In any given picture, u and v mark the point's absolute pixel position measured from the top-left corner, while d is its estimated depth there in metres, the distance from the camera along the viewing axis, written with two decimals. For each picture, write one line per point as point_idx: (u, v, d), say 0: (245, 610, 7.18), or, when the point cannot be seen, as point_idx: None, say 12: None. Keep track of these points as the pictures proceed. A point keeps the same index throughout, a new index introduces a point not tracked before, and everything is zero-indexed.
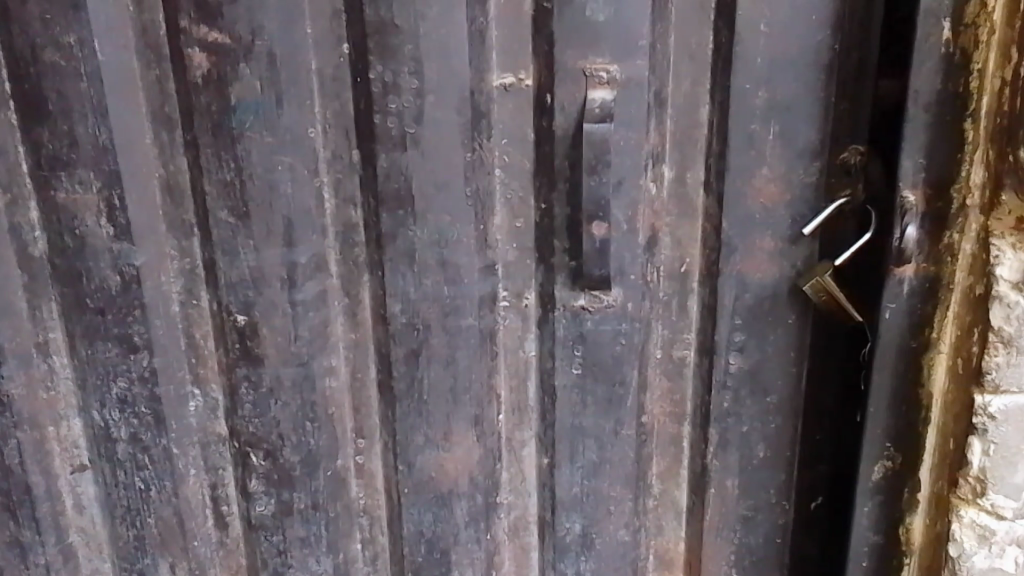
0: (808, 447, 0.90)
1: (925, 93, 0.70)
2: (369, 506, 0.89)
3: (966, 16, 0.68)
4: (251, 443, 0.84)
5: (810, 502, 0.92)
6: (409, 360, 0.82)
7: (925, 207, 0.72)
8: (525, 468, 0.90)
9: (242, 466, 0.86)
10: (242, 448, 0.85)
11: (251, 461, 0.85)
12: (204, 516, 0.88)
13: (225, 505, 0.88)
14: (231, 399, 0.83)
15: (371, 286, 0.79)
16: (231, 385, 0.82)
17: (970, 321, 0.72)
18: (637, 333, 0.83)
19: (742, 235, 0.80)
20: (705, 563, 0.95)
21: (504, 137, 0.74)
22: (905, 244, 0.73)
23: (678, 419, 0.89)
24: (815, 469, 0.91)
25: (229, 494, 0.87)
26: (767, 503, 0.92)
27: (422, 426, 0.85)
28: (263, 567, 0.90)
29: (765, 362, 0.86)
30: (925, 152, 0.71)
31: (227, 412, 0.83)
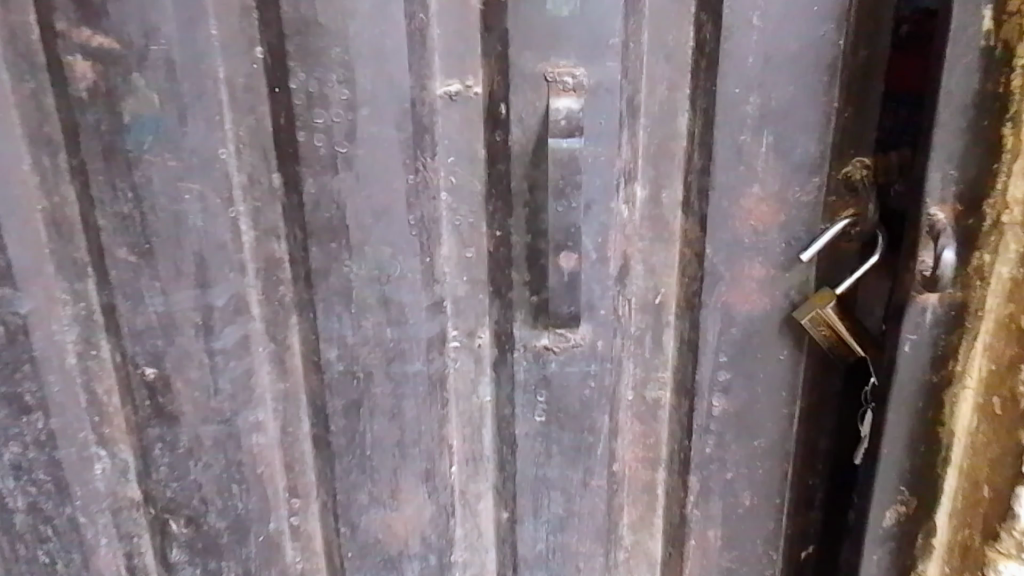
0: (799, 493, 0.82)
1: (959, 93, 0.61)
2: (308, 569, 0.78)
3: (1011, 3, 0.58)
4: (170, 510, 0.73)
5: (801, 551, 0.85)
6: (349, 412, 0.71)
7: (954, 224, 0.64)
8: (481, 521, 0.80)
9: (161, 534, 0.74)
10: (160, 516, 0.74)
11: (170, 528, 0.74)
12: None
13: None
14: (143, 461, 0.71)
15: (302, 329, 0.68)
16: (144, 445, 0.71)
17: (1010, 359, 0.64)
18: (606, 374, 0.74)
19: (727, 261, 0.71)
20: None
21: (450, 155, 0.64)
22: (939, 271, 0.64)
23: (652, 466, 0.82)
24: (806, 515, 0.84)
25: (148, 563, 0.76)
26: (751, 550, 0.85)
27: (366, 483, 0.75)
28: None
29: (755, 403, 0.77)
30: (957, 161, 0.63)
31: (140, 474, 0.72)
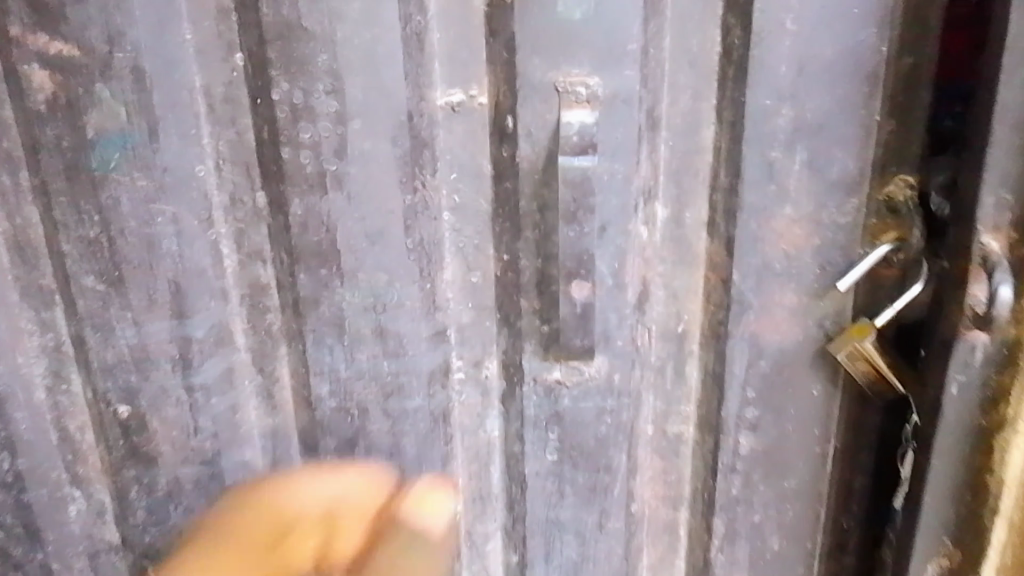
0: (833, 536, 0.76)
1: (1015, 108, 0.54)
2: None
3: None
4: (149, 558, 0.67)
5: None
6: (344, 451, 0.66)
7: (1011, 256, 0.57)
8: (490, 562, 0.75)
9: None
10: (139, 563, 0.67)
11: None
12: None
13: None
14: (120, 503, 0.65)
15: (291, 361, 0.62)
16: (120, 487, 0.65)
17: None
18: (625, 410, 0.68)
19: (756, 289, 0.65)
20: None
21: (452, 171, 0.58)
22: (996, 309, 0.57)
23: (673, 505, 0.75)
24: (840, 560, 0.77)
25: None
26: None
27: None
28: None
29: (786, 440, 0.71)
30: (1012, 184, 0.56)
31: (117, 517, 0.66)
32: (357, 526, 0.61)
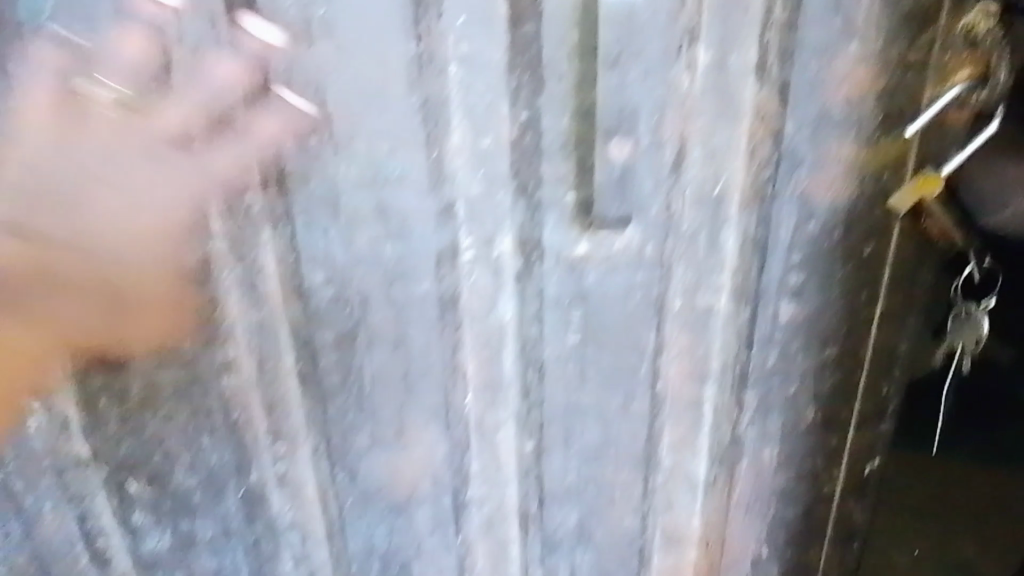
0: (868, 400, 0.67)
1: None
2: (299, 519, 0.64)
3: None
4: (128, 469, 0.60)
5: (865, 464, 0.69)
6: (343, 343, 0.57)
7: None
8: (500, 454, 0.63)
9: (119, 495, 0.61)
10: (116, 475, 0.60)
11: (131, 488, 0.61)
12: (75, 554, 0.64)
13: (102, 538, 0.64)
14: (90, 415, 0.58)
15: (277, 247, 0.53)
16: (87, 398, 0.57)
17: None
18: (655, 283, 0.59)
19: (810, 141, 0.56)
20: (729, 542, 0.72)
21: (460, 16, 0.48)
22: None
23: (701, 382, 0.64)
24: (875, 426, 0.68)
25: (107, 524, 0.63)
26: (809, 472, 0.70)
27: (364, 425, 0.60)
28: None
29: (830, 309, 0.63)
30: None
31: (87, 431, 0.58)
32: (106, 147, 0.48)
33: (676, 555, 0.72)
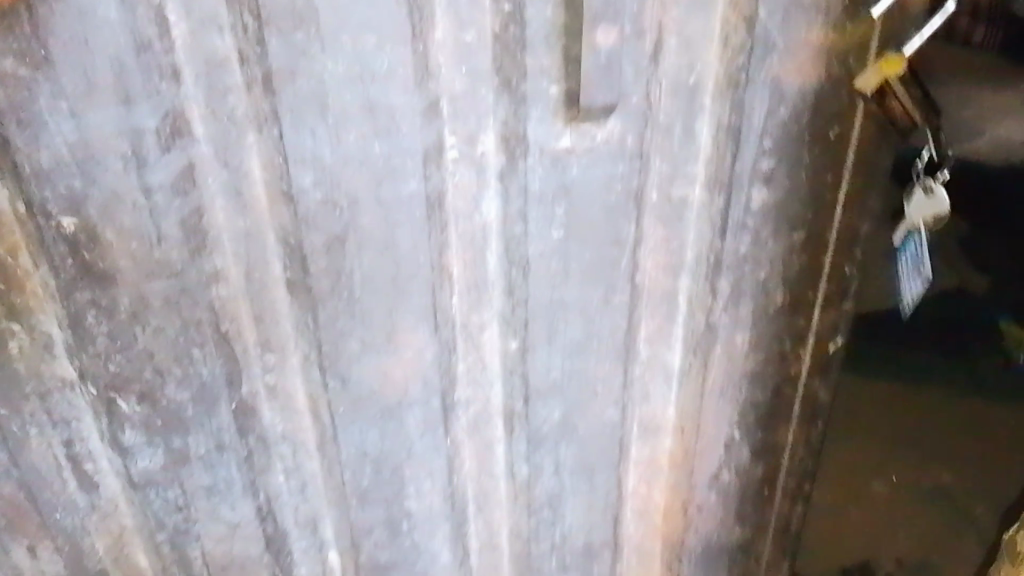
0: (832, 284, 0.69)
1: None
2: (289, 432, 0.64)
3: None
4: (116, 388, 0.59)
5: (829, 344, 0.71)
6: (333, 248, 0.56)
7: None
8: (486, 354, 0.64)
9: (109, 416, 0.60)
10: (105, 395, 0.59)
11: (120, 409, 0.60)
12: (62, 481, 0.62)
13: (89, 463, 0.62)
14: (76, 334, 0.56)
15: (264, 151, 0.53)
16: (74, 316, 0.55)
17: None
18: (634, 175, 0.60)
19: (782, 26, 0.57)
20: (705, 429, 0.74)
21: None
22: None
23: (674, 272, 0.66)
24: (839, 308, 0.70)
25: (93, 448, 0.61)
26: (777, 353, 0.72)
27: (356, 329, 0.60)
28: (162, 524, 0.66)
29: (796, 191, 0.65)
30: None
31: (74, 350, 0.57)
32: None
33: (653, 444, 0.74)
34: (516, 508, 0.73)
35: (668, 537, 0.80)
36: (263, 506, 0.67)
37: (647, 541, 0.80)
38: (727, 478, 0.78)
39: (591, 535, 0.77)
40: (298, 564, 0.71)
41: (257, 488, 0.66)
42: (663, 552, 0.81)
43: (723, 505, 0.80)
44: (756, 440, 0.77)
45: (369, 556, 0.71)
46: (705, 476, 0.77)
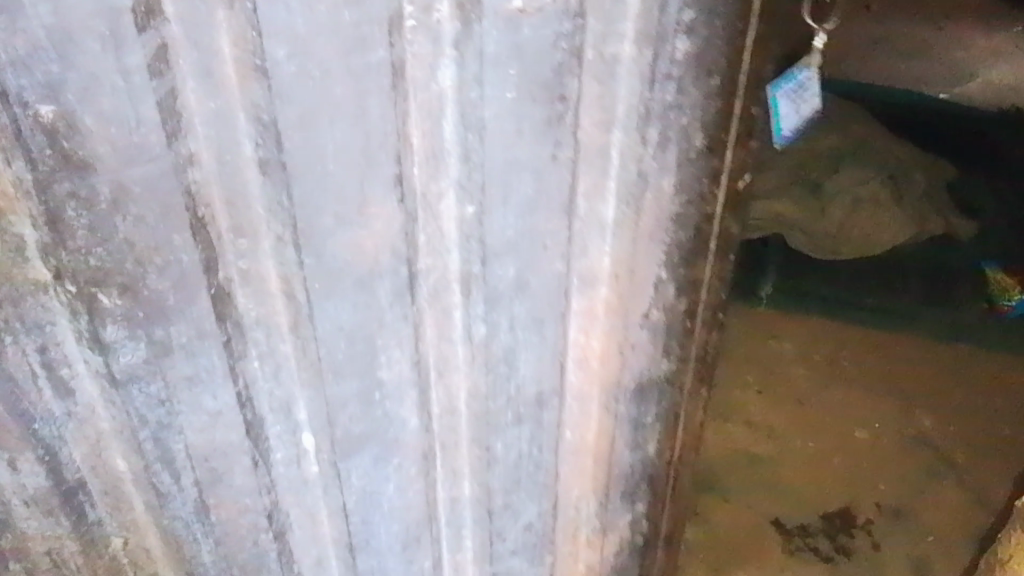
0: (744, 123, 0.68)
1: None
2: (263, 317, 0.67)
3: None
4: (96, 283, 0.62)
5: (739, 180, 0.71)
6: (304, 123, 0.57)
7: None
8: (443, 222, 0.65)
9: (90, 311, 0.64)
10: (85, 291, 0.63)
11: (101, 303, 0.64)
12: (38, 390, 0.69)
13: (64, 368, 0.68)
14: (54, 229, 0.59)
15: (234, 28, 0.53)
16: (54, 209, 0.58)
17: None
18: (580, 33, 0.59)
19: None
20: (638, 272, 0.72)
21: None
22: None
23: (606, 127, 0.64)
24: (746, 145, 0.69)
25: (68, 352, 0.67)
26: (697, 195, 0.70)
27: (329, 203, 0.62)
28: (142, 419, 0.72)
29: (717, 37, 0.62)
30: None
31: (50, 248, 0.60)
32: None
33: (589, 294, 0.72)
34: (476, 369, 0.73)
35: (605, 387, 0.78)
36: (242, 393, 0.71)
37: (584, 389, 0.78)
38: (659, 318, 0.76)
39: (541, 386, 0.76)
40: (274, 448, 0.76)
41: (236, 375, 0.70)
42: (601, 400, 0.79)
43: (655, 347, 0.77)
44: (683, 279, 0.74)
45: (343, 430, 0.74)
46: (638, 317, 0.75)
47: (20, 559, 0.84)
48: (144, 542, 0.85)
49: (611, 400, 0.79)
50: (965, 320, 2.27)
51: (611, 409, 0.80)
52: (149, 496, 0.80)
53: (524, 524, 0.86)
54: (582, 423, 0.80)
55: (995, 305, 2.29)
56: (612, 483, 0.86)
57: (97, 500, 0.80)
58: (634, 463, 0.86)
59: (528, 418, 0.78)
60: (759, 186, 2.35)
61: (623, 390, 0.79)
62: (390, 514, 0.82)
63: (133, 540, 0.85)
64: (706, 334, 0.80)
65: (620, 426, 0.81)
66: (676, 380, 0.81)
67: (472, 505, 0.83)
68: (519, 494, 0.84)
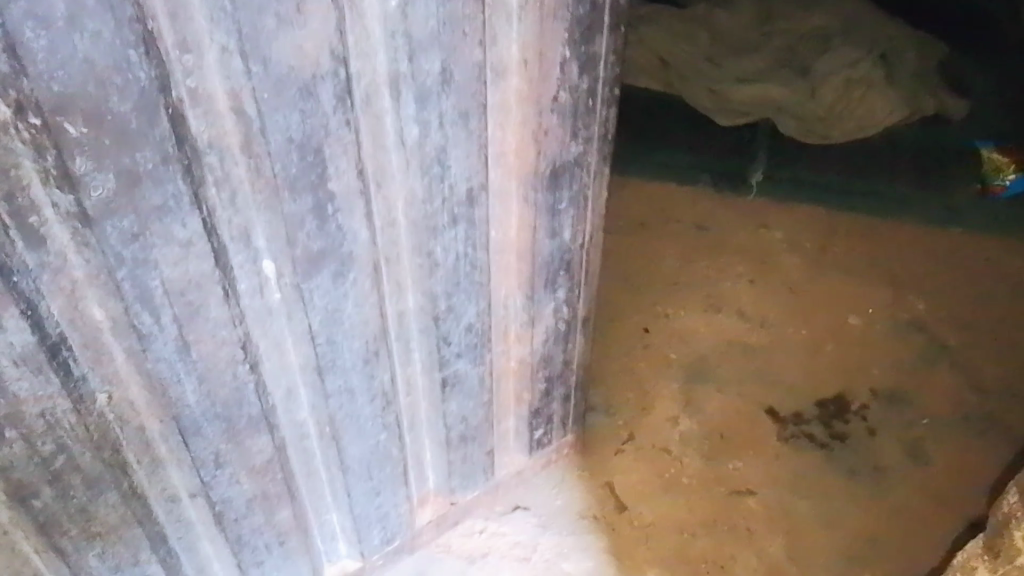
0: None
1: None
2: (214, 139, 0.75)
3: None
4: (62, 111, 0.67)
5: None
6: None
7: None
8: (368, 22, 0.76)
9: (56, 146, 0.69)
10: (52, 122, 0.67)
11: (67, 135, 0.69)
12: (11, 242, 0.72)
13: (33, 216, 0.71)
14: (15, 57, 0.63)
15: None
16: (14, 33, 0.62)
17: None
18: None
19: None
20: (545, 56, 0.89)
21: None
22: None
23: None
24: None
25: (36, 197, 0.71)
26: None
27: (271, 5, 0.70)
28: (118, 259, 0.78)
29: None
30: None
31: (13, 78, 0.64)
32: None
33: (502, 86, 0.89)
34: (410, 173, 0.89)
35: (521, 176, 0.98)
36: (207, 218, 0.80)
37: (506, 181, 0.97)
38: (565, 100, 0.94)
39: (471, 182, 0.94)
40: (239, 280, 0.86)
41: (199, 202, 0.78)
42: (519, 190, 0.99)
43: (563, 128, 0.97)
44: (582, 55, 0.91)
45: (303, 248, 0.87)
46: (548, 100, 0.93)
47: (18, 429, 0.83)
48: (128, 396, 0.88)
49: (528, 191, 1.00)
50: (957, 199, 2.42)
51: (527, 199, 1.01)
52: (131, 342, 0.84)
53: (465, 324, 1.07)
54: (504, 218, 1.01)
55: (988, 185, 2.41)
56: (533, 275, 1.10)
57: (79, 356, 0.82)
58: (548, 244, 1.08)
59: (462, 220, 0.96)
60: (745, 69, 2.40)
61: (536, 179, 0.99)
62: (352, 329, 0.97)
63: (117, 395, 0.87)
64: (604, 113, 1.00)
65: (537, 213, 1.03)
66: (578, 160, 1.02)
67: (417, 315, 1.03)
68: (459, 296, 1.04)
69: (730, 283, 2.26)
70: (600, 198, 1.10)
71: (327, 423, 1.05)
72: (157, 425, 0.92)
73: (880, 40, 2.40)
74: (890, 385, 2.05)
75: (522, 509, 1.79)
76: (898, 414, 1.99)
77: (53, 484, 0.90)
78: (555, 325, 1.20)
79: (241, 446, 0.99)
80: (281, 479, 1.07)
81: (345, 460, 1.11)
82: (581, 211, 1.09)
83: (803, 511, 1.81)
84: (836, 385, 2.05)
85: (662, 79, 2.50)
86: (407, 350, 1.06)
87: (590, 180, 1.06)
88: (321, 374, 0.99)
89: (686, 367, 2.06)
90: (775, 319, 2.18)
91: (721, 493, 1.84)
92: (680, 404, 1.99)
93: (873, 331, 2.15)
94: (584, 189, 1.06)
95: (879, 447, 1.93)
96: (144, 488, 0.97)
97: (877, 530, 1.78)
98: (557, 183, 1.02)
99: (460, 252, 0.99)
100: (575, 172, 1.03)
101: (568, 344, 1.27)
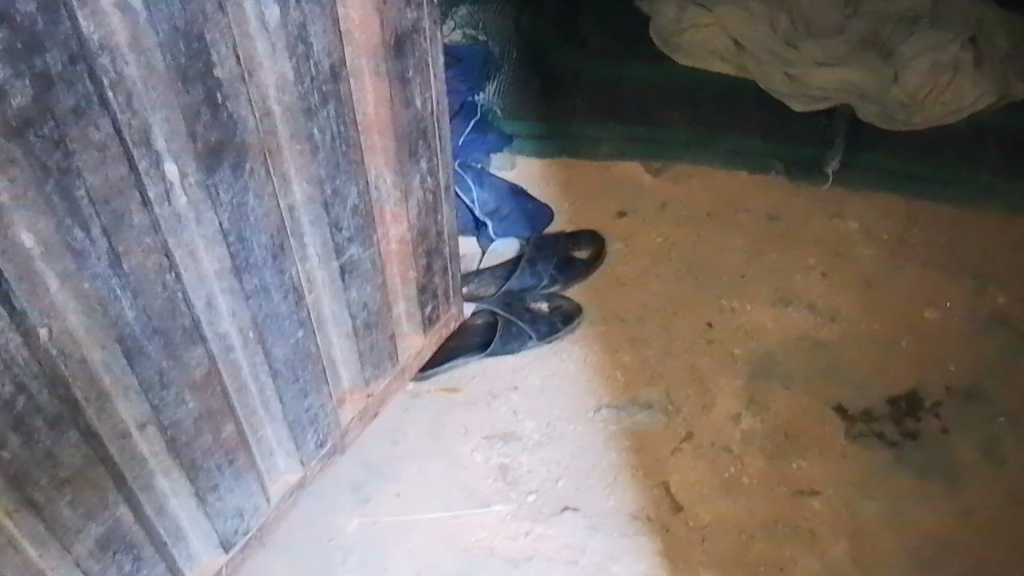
0: None
1: None
2: (105, 40, 0.81)
3: None
4: None
5: None
6: None
7: None
8: None
9: None
10: None
11: None
12: None
13: None
14: None
15: None
16: None
17: None
18: None
19: None
20: None
21: None
22: None
23: None
24: None
25: None
26: None
27: None
28: (46, 171, 0.81)
29: None
30: None
31: None
32: None
33: None
34: (276, 56, 0.99)
35: (370, 51, 1.12)
36: (114, 121, 0.84)
37: (357, 58, 1.11)
38: None
39: (332, 58, 1.07)
40: (148, 186, 0.91)
41: (107, 102, 0.83)
42: (370, 65, 1.13)
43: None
44: None
45: (203, 140, 0.94)
46: None
47: None
48: (68, 326, 0.90)
49: (377, 65, 1.14)
50: None
51: (379, 72, 1.15)
52: (66, 263, 0.87)
53: (350, 206, 1.21)
54: (363, 96, 1.15)
55: None
56: (398, 148, 1.25)
57: (17, 289, 0.84)
58: (407, 115, 1.24)
59: (329, 97, 1.09)
60: (827, 55, 2.47)
61: (383, 51, 1.14)
62: (258, 223, 1.06)
63: (57, 327, 0.89)
64: None
65: (392, 85, 1.17)
66: (412, 26, 1.17)
67: (307, 204, 1.14)
68: (340, 177, 1.17)
69: (799, 276, 2.12)
70: (434, 59, 1.26)
71: (250, 328, 1.13)
72: (100, 352, 0.95)
73: (968, 23, 2.46)
74: (966, 380, 1.90)
75: (572, 511, 1.72)
76: (976, 413, 1.85)
77: (18, 428, 0.90)
78: (422, 195, 1.37)
79: (181, 360, 1.05)
80: (220, 393, 1.13)
81: (273, 364, 1.20)
82: (422, 75, 1.23)
83: (870, 514, 1.70)
84: (910, 382, 1.90)
85: (733, 62, 2.57)
86: (304, 245, 1.17)
87: (423, 46, 1.22)
88: (238, 276, 1.07)
89: (750, 364, 1.94)
90: (848, 312, 2.04)
91: (783, 493, 1.73)
92: (743, 402, 1.87)
93: (952, 325, 2.01)
94: (422, 55, 1.22)
95: (954, 448, 1.79)
96: (97, 425, 0.99)
97: (954, 539, 1.66)
98: (401, 52, 1.17)
99: (334, 131, 1.12)
100: (413, 39, 1.18)
101: (437, 215, 1.44)
